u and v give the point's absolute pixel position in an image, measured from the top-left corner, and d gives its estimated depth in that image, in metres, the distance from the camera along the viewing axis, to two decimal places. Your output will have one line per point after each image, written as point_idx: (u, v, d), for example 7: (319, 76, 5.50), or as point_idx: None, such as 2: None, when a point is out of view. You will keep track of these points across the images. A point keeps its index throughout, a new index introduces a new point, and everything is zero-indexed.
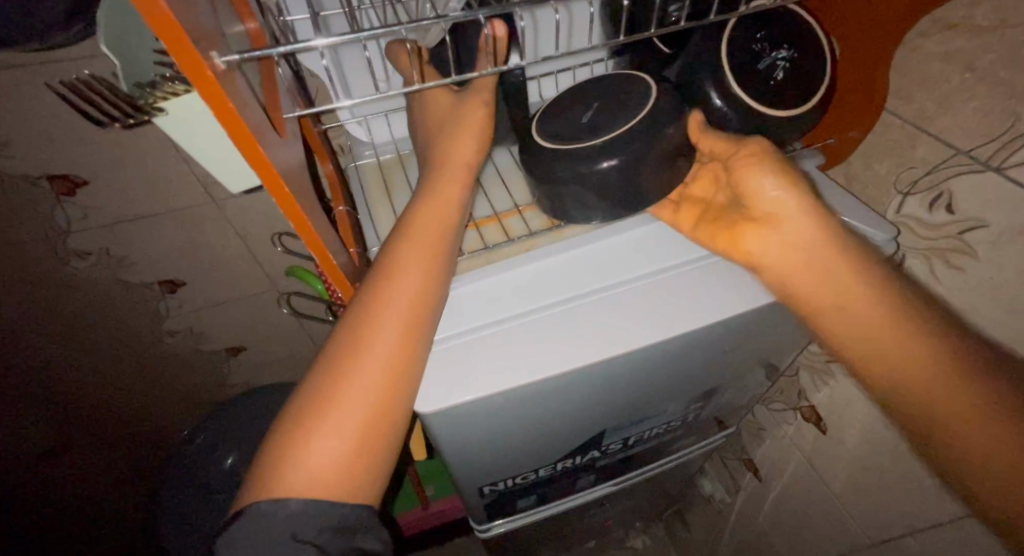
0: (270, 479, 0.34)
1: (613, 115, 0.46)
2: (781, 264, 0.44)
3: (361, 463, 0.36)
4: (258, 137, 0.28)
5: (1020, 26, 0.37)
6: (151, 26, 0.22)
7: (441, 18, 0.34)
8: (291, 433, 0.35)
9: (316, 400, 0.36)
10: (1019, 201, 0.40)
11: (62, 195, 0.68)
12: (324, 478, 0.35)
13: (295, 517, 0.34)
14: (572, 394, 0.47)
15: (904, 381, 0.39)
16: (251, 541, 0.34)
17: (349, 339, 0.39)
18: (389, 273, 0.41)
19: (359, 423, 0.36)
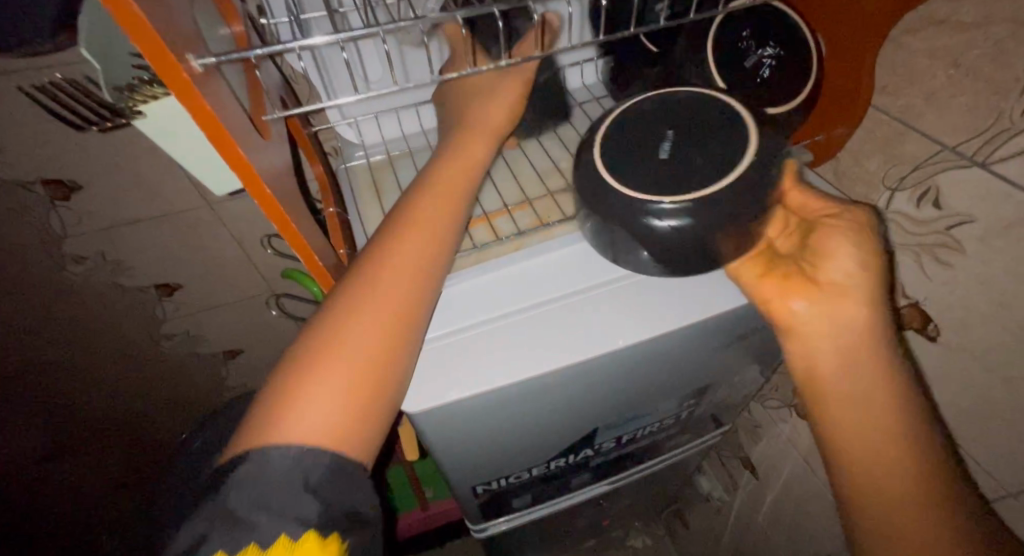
0: (273, 421, 0.34)
1: (694, 162, 0.41)
2: (835, 344, 0.42)
3: (363, 412, 0.36)
4: (236, 137, 0.28)
5: (1002, 22, 0.38)
6: (123, 25, 0.21)
7: (420, 19, 0.33)
8: (302, 371, 0.35)
9: (322, 342, 0.37)
10: (1004, 197, 0.40)
11: (56, 200, 0.68)
12: (331, 418, 0.35)
13: (301, 461, 0.33)
14: (558, 395, 0.47)
15: (873, 485, 0.41)
16: (257, 484, 0.32)
17: (359, 288, 0.39)
18: (409, 228, 0.42)
19: (363, 369, 0.36)
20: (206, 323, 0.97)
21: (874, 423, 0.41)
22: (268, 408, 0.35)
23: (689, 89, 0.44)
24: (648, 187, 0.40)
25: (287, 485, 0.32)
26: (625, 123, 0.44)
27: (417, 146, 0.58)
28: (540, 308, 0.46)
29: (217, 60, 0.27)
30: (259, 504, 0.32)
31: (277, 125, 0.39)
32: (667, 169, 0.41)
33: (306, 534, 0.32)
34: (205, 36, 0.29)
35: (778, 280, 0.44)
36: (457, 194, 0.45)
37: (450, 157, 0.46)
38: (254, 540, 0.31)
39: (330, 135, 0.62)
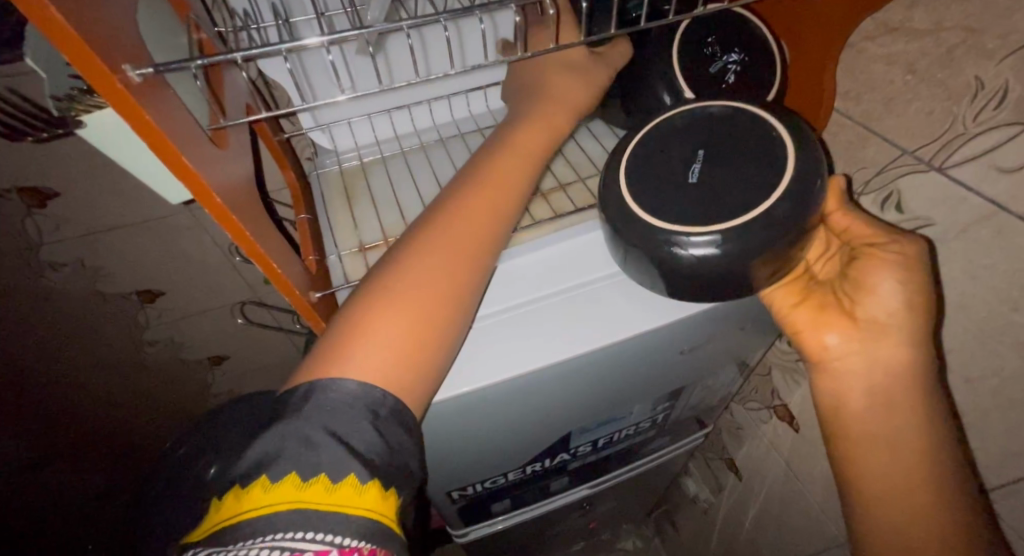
0: (330, 359, 0.35)
1: (727, 187, 0.40)
2: (873, 377, 0.43)
3: (413, 363, 0.37)
4: (185, 148, 0.28)
5: (953, 28, 0.38)
6: (49, 36, 0.22)
7: (363, 29, 0.31)
8: (367, 309, 0.37)
9: (384, 286, 0.38)
10: (961, 200, 0.41)
11: (33, 207, 0.68)
12: (388, 357, 0.36)
13: (361, 398, 0.34)
14: (555, 390, 0.48)
15: (887, 507, 0.42)
16: (332, 419, 0.33)
17: (426, 240, 0.40)
18: (480, 181, 0.43)
19: (417, 319, 0.37)
20: (189, 329, 0.96)
21: (900, 451, 0.42)
22: (329, 345, 0.36)
23: (719, 102, 0.44)
24: (679, 219, 0.40)
25: (355, 425, 0.33)
26: (657, 142, 0.44)
27: (388, 153, 0.59)
28: (532, 305, 0.47)
29: (156, 70, 0.26)
30: (329, 426, 0.32)
31: (236, 134, 0.39)
32: (700, 195, 0.40)
33: (371, 482, 0.32)
34: (150, 48, 0.29)
35: (813, 309, 0.46)
36: (529, 159, 0.45)
37: (522, 124, 0.46)
38: (327, 470, 0.31)
39: (304, 143, 0.62)
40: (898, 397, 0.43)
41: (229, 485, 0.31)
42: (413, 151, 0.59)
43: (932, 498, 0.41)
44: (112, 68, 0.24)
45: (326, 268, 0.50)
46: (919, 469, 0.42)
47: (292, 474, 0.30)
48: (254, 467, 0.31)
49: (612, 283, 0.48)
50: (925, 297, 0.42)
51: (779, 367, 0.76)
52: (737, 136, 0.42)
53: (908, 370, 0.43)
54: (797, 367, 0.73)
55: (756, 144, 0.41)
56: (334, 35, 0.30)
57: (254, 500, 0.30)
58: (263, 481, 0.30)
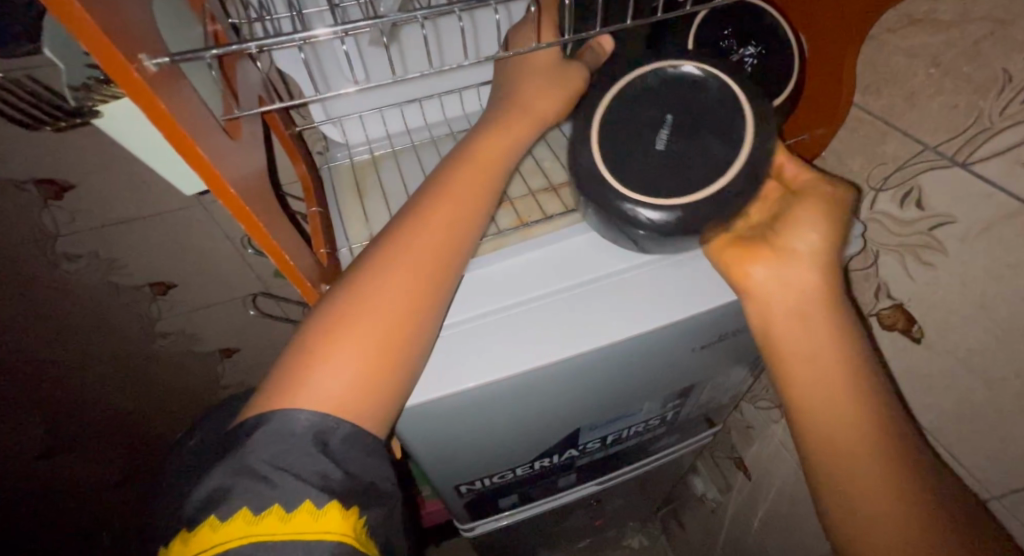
0: (286, 386, 0.35)
1: (687, 156, 0.42)
2: (804, 322, 0.42)
3: (374, 389, 0.37)
4: (200, 138, 0.28)
5: (979, 20, 0.38)
6: (69, 28, 0.22)
7: (379, 19, 0.30)
8: (317, 339, 0.37)
9: (341, 311, 0.37)
10: (984, 197, 0.41)
11: (50, 199, 0.68)
12: (342, 389, 0.36)
13: (319, 426, 0.35)
14: (568, 384, 0.48)
15: (836, 456, 0.39)
16: (281, 449, 0.34)
17: (377, 261, 0.40)
18: (438, 194, 0.42)
19: (376, 344, 0.37)
20: (201, 321, 0.97)
21: (839, 405, 0.40)
22: (284, 372, 0.36)
23: (693, 64, 0.43)
24: (640, 191, 0.41)
25: (303, 457, 0.34)
26: (630, 105, 0.43)
27: (400, 147, 0.58)
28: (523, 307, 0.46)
29: (173, 61, 0.26)
30: (274, 462, 0.33)
31: (250, 125, 0.39)
32: (655, 168, 0.42)
33: (329, 504, 0.34)
34: (167, 38, 0.29)
35: (742, 246, 0.45)
36: (490, 174, 0.44)
37: (492, 133, 0.45)
38: (279, 501, 0.33)
39: (317, 135, 0.62)
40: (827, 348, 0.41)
41: (179, 529, 0.32)
42: (424, 144, 0.59)
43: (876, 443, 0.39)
44: (131, 59, 0.24)
45: (339, 261, 0.51)
46: (864, 435, 0.39)
47: (241, 510, 0.32)
48: (206, 502, 0.32)
49: (621, 280, 0.47)
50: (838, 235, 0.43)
51: None
52: (705, 108, 0.42)
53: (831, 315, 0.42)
54: None
55: (726, 114, 0.42)
56: (347, 25, 0.30)
57: (205, 539, 0.31)
58: (213, 520, 0.32)
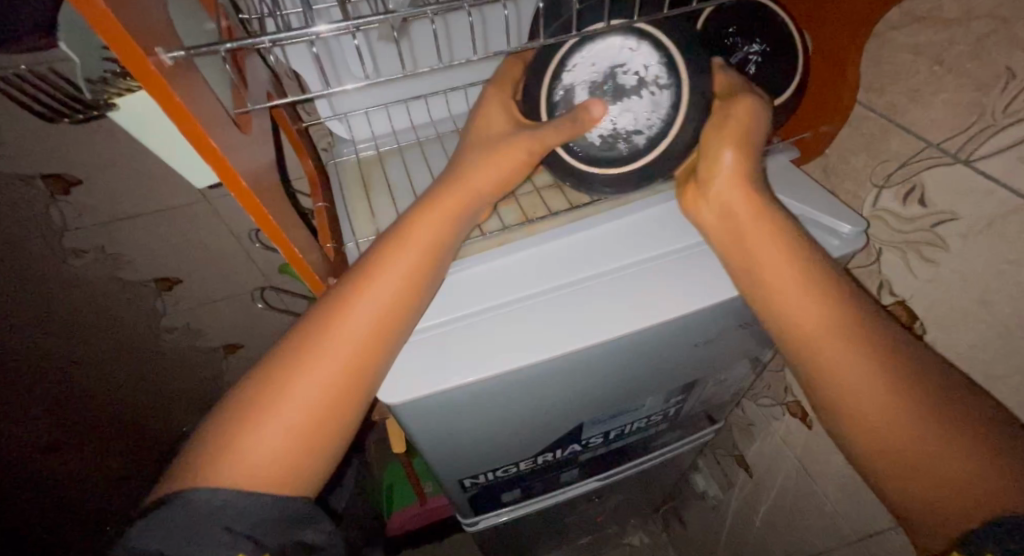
0: (216, 452, 0.36)
1: (632, 119, 0.44)
2: (774, 296, 0.41)
3: (304, 459, 0.37)
4: (212, 132, 0.28)
5: (983, 17, 0.38)
6: (89, 24, 0.22)
7: (392, 14, 0.31)
8: (246, 409, 0.37)
9: (278, 377, 0.38)
10: (988, 194, 0.41)
11: (57, 195, 0.69)
12: (264, 465, 0.36)
13: (227, 508, 0.35)
14: (572, 378, 0.48)
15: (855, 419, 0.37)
16: (178, 527, 0.34)
17: (317, 326, 0.39)
18: (385, 257, 0.41)
19: (310, 416, 0.37)
20: (205, 317, 0.97)
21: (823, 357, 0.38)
22: (219, 430, 0.36)
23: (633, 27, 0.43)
24: (591, 157, 0.46)
25: (208, 540, 0.35)
26: (572, 78, 0.45)
27: (404, 142, 0.59)
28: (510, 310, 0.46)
29: (188, 54, 0.27)
30: (178, 535, 0.34)
31: (258, 119, 0.40)
32: (602, 136, 0.45)
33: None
34: (181, 32, 0.30)
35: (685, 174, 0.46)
36: (435, 240, 0.42)
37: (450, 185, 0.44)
38: None
39: (323, 131, 0.63)
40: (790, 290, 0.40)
41: None
42: (429, 141, 0.59)
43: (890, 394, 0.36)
44: (146, 51, 0.24)
45: (345, 257, 0.51)
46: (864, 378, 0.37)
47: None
48: None
49: (622, 277, 0.47)
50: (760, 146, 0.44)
51: None
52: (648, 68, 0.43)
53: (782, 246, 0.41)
54: None
55: (660, 67, 0.43)
56: (357, 20, 0.31)
57: None
58: None
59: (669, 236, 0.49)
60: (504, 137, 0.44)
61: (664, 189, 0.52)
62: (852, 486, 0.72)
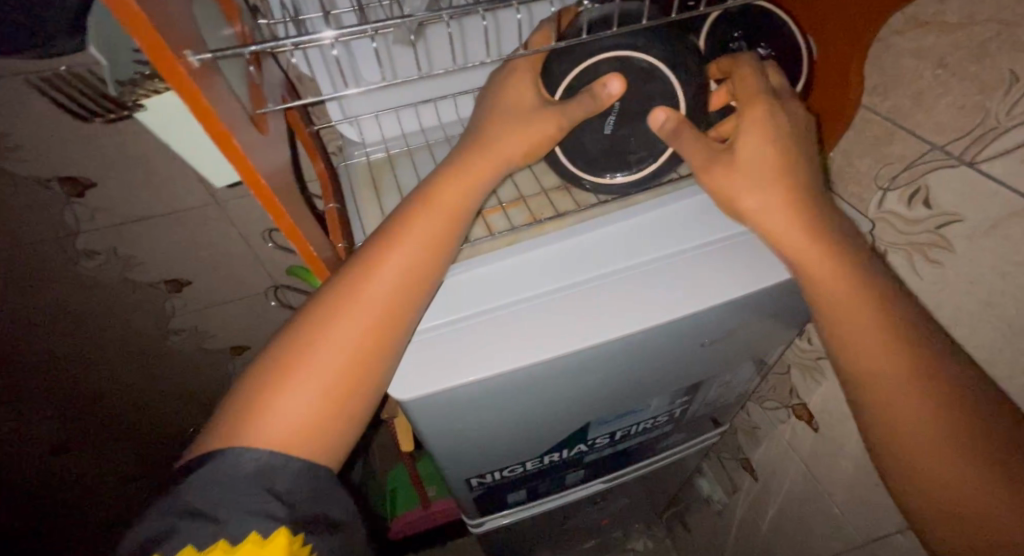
0: (241, 421, 0.37)
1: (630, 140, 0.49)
2: (837, 317, 0.42)
3: (323, 429, 0.39)
4: (234, 129, 0.29)
5: (986, 22, 0.39)
6: (124, 24, 0.23)
7: (405, 18, 0.32)
8: (266, 388, 0.38)
9: (293, 358, 0.39)
10: (992, 196, 0.42)
11: (72, 197, 0.70)
12: (288, 440, 0.38)
13: (260, 478, 0.36)
14: (586, 373, 0.49)
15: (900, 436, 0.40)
16: (222, 492, 0.36)
17: (330, 307, 0.40)
18: (394, 241, 0.42)
19: (323, 401, 0.39)
20: (213, 318, 0.98)
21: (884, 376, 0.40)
22: (237, 405, 0.38)
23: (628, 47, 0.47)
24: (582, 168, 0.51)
25: (249, 502, 0.36)
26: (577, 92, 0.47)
27: (414, 145, 0.59)
28: (529, 302, 0.47)
29: (213, 56, 0.28)
30: (216, 501, 0.36)
31: (274, 121, 0.41)
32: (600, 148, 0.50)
33: (277, 530, 0.37)
34: (202, 32, 0.31)
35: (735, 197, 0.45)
36: (443, 231, 0.43)
37: (453, 175, 0.44)
38: (225, 535, 0.35)
39: (333, 135, 0.64)
40: (858, 311, 0.41)
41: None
42: (438, 143, 0.60)
43: (944, 423, 0.39)
44: (174, 51, 0.25)
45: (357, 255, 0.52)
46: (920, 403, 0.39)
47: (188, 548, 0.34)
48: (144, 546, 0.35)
49: (633, 272, 0.48)
50: (793, 160, 0.42)
51: (799, 365, 0.76)
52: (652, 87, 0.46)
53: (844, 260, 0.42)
54: (818, 367, 0.73)
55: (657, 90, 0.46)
56: (374, 23, 0.32)
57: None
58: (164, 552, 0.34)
59: (681, 234, 0.49)
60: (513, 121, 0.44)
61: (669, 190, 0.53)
62: (858, 489, 0.72)
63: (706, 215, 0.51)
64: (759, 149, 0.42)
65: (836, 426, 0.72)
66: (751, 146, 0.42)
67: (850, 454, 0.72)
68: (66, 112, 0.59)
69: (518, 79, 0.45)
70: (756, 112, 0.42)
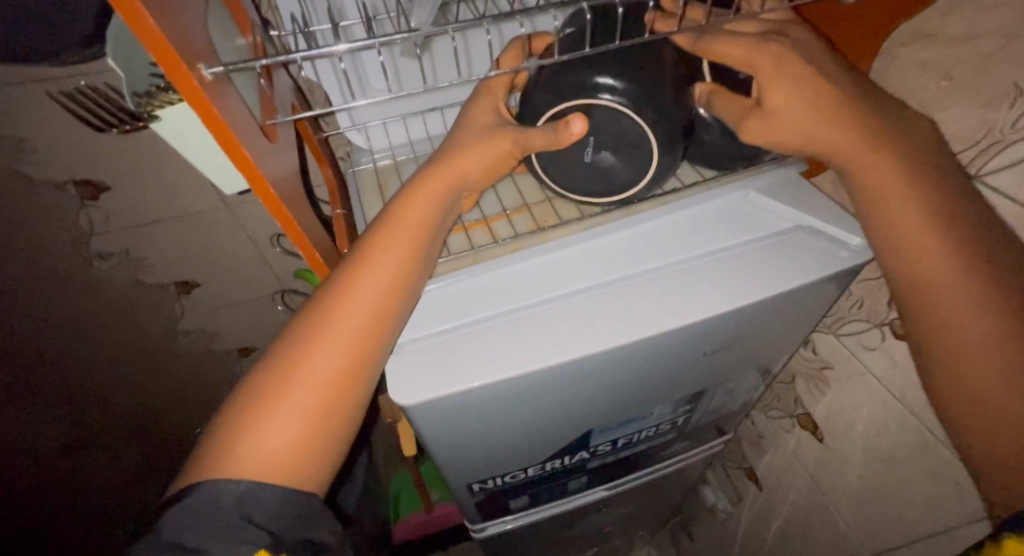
0: (224, 450, 0.38)
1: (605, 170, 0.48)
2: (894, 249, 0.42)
3: (307, 452, 0.39)
4: (243, 140, 0.30)
5: (990, 35, 0.39)
6: (139, 39, 0.24)
7: (414, 32, 0.33)
8: (252, 410, 0.39)
9: (275, 380, 0.39)
10: (997, 208, 0.42)
11: (86, 200, 0.71)
12: (271, 462, 0.38)
13: (244, 504, 0.37)
14: (583, 383, 0.49)
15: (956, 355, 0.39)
16: (202, 522, 0.36)
17: (309, 329, 0.41)
18: (369, 258, 0.42)
19: (308, 420, 0.39)
20: (222, 320, 1.00)
21: (943, 299, 0.39)
22: (225, 430, 0.39)
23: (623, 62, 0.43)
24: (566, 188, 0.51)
25: (229, 531, 0.37)
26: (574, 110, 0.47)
27: (420, 152, 0.60)
28: (520, 311, 0.47)
29: (225, 69, 0.29)
30: (198, 534, 0.36)
31: (284, 130, 0.42)
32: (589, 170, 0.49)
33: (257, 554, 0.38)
34: (217, 46, 0.32)
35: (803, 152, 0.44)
36: (418, 247, 0.44)
37: (426, 189, 0.44)
38: None
39: (342, 141, 0.65)
40: (904, 244, 0.41)
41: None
42: None
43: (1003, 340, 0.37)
44: (188, 66, 0.26)
45: None
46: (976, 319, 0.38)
47: None
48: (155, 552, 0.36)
49: (629, 285, 0.48)
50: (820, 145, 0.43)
51: (804, 375, 0.76)
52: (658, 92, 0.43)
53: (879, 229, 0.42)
54: (823, 377, 0.72)
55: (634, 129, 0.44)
56: (384, 37, 0.32)
57: None
58: None
59: (678, 246, 0.50)
60: (479, 137, 0.45)
61: (674, 199, 0.53)
62: (863, 500, 0.72)
63: (703, 227, 0.51)
64: (796, 96, 0.42)
65: (840, 435, 0.72)
66: (790, 99, 0.42)
67: (856, 465, 0.71)
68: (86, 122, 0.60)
69: (474, 109, 0.46)
70: (769, 60, 0.41)
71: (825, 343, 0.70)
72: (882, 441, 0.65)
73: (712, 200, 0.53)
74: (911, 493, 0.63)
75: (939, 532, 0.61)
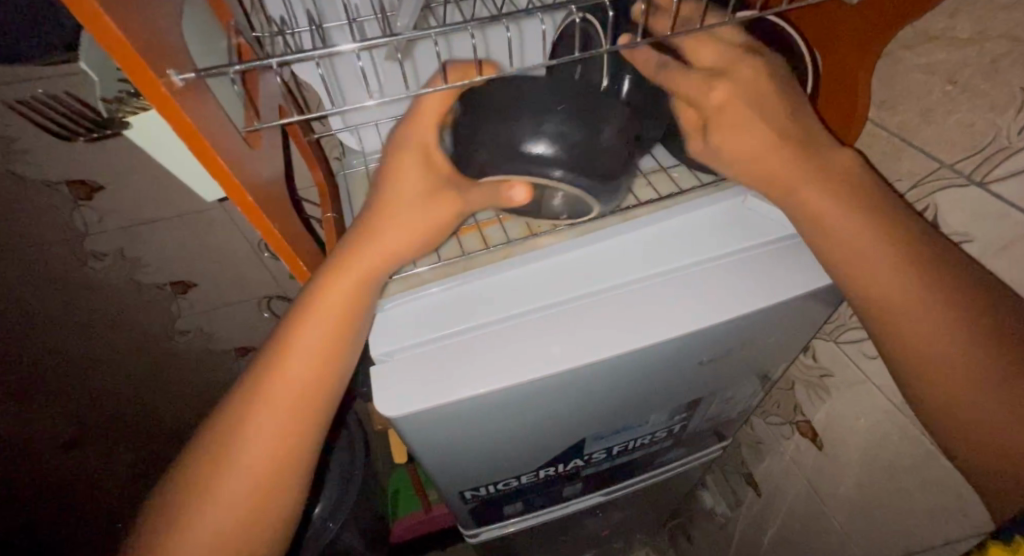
0: (187, 510, 0.41)
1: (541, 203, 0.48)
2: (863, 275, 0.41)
3: (264, 502, 0.42)
4: (217, 146, 0.29)
5: (998, 38, 0.38)
6: (102, 44, 0.23)
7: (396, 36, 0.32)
8: (211, 468, 0.41)
9: (227, 439, 0.42)
10: (1003, 216, 0.41)
11: (80, 200, 0.70)
12: (229, 518, 0.41)
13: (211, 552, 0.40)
14: (569, 396, 0.48)
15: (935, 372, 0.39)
16: None
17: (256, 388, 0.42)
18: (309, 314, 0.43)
19: (260, 475, 0.42)
20: (218, 321, 0.99)
21: (915, 320, 0.39)
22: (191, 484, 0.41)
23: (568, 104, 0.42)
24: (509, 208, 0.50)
25: None
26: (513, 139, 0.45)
27: None
28: (508, 321, 0.46)
29: (198, 74, 0.28)
30: None
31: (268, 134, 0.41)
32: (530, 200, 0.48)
33: None
34: (192, 49, 0.31)
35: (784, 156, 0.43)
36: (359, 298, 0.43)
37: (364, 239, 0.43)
38: None
39: (335, 142, 0.64)
40: (878, 266, 0.40)
41: None
42: None
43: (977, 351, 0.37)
44: (156, 70, 0.25)
45: None
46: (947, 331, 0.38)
47: None
48: None
49: (618, 295, 0.47)
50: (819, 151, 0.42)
51: (804, 382, 0.75)
52: (599, 127, 0.42)
53: (868, 245, 0.41)
54: (823, 384, 0.71)
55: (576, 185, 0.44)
56: (367, 41, 0.31)
57: None
58: None
59: (671, 254, 0.49)
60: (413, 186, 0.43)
61: (670, 204, 0.52)
62: (861, 509, 0.71)
63: (699, 235, 0.50)
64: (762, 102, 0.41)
65: (840, 442, 0.71)
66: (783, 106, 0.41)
67: (855, 473, 0.70)
68: (47, 129, 0.59)
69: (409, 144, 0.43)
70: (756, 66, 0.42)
71: (825, 351, 0.69)
72: (882, 450, 0.64)
73: (708, 206, 0.51)
74: (911, 504, 0.62)
75: (939, 545, 0.60)
